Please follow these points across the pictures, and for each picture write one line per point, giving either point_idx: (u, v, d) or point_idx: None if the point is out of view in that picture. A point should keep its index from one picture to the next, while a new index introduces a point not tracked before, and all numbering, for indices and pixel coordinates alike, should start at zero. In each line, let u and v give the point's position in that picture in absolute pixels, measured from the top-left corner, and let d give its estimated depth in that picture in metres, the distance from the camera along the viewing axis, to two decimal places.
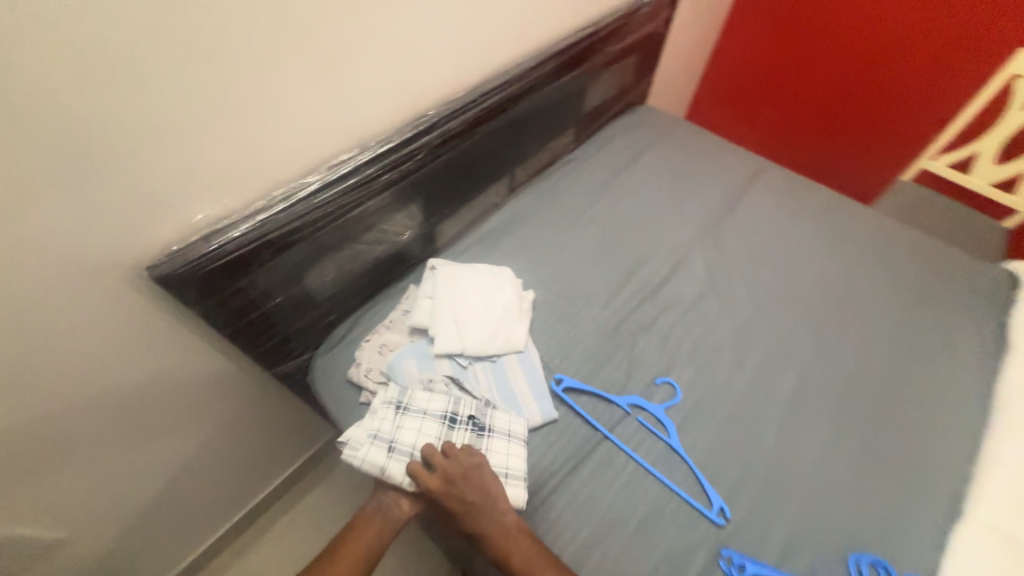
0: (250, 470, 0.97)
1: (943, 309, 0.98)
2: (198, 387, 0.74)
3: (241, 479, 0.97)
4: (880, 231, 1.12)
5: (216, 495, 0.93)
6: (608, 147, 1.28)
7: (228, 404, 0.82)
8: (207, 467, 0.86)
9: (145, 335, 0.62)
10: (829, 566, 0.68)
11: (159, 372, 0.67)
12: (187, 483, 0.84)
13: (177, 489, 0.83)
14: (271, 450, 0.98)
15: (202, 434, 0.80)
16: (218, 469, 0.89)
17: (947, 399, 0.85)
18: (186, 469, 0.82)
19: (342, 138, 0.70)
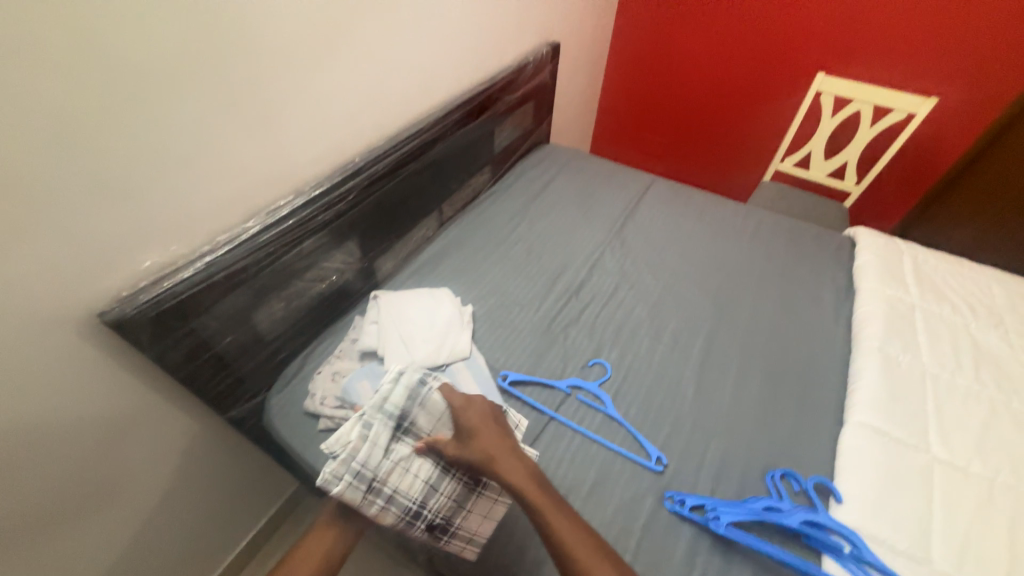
0: (208, 535, 0.93)
1: (804, 269, 1.21)
2: (152, 441, 0.74)
3: (199, 548, 0.92)
4: (749, 218, 1.37)
5: (173, 568, 0.88)
6: (522, 179, 1.46)
7: (185, 458, 0.81)
8: (162, 534, 0.82)
9: (98, 387, 0.64)
10: (752, 486, 0.80)
11: (114, 426, 0.68)
12: (143, 554, 0.80)
13: (132, 562, 0.79)
14: (231, 509, 0.95)
15: (157, 494, 0.79)
16: (175, 535, 0.85)
17: (819, 337, 1.05)
18: (141, 537, 0.79)
19: (277, 185, 0.80)
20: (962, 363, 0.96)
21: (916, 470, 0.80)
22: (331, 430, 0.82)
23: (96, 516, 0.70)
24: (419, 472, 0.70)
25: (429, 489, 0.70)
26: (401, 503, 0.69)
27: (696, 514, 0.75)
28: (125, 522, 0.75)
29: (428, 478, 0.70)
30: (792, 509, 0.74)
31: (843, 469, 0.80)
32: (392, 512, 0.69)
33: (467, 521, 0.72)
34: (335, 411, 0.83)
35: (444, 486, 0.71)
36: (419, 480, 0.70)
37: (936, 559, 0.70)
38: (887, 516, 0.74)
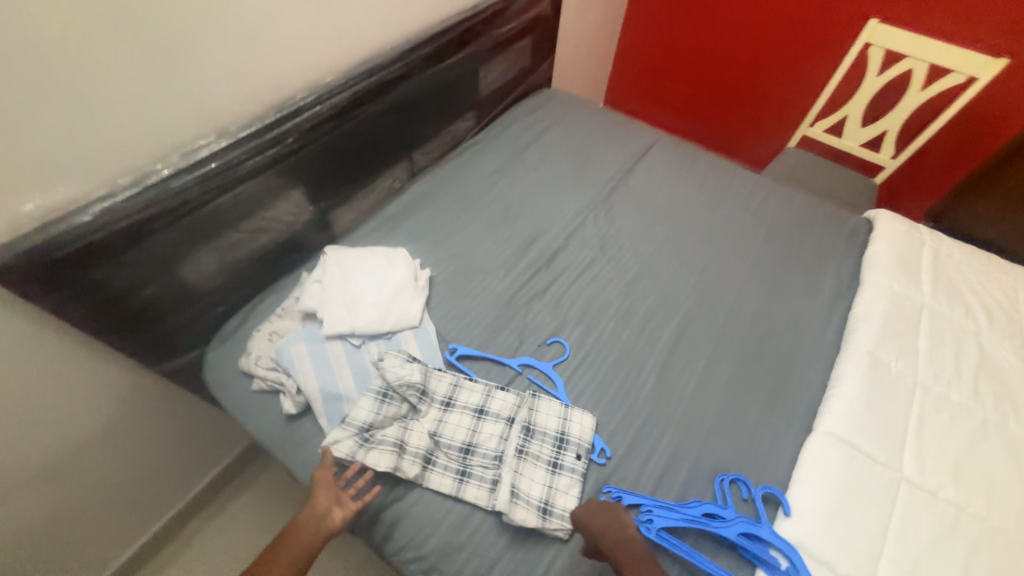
0: (158, 478, 0.93)
1: (808, 254, 1.09)
2: (70, 392, 0.71)
3: (148, 489, 0.93)
4: (757, 190, 1.23)
5: (120, 507, 0.89)
6: (511, 128, 1.32)
7: (115, 409, 0.79)
8: (99, 477, 0.82)
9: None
10: (699, 488, 0.75)
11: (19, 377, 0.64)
12: (82, 494, 0.81)
13: (70, 501, 0.80)
14: (178, 455, 0.95)
15: (88, 441, 0.77)
16: (116, 477, 0.85)
17: (807, 332, 0.95)
18: (74, 480, 0.79)
19: (194, 123, 0.71)
20: (960, 375, 0.87)
21: (878, 489, 0.73)
22: (263, 391, 0.79)
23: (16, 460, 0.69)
24: (460, 443, 0.75)
25: (482, 458, 0.74)
26: (478, 477, 0.72)
27: (631, 513, 0.72)
28: (55, 465, 0.74)
29: (470, 445, 0.75)
30: (733, 519, 0.70)
31: (799, 481, 0.74)
32: (479, 490, 0.71)
33: (531, 483, 0.72)
34: (268, 373, 0.79)
35: (491, 447, 0.75)
36: (464, 450, 0.74)
37: None
38: (836, 535, 0.69)
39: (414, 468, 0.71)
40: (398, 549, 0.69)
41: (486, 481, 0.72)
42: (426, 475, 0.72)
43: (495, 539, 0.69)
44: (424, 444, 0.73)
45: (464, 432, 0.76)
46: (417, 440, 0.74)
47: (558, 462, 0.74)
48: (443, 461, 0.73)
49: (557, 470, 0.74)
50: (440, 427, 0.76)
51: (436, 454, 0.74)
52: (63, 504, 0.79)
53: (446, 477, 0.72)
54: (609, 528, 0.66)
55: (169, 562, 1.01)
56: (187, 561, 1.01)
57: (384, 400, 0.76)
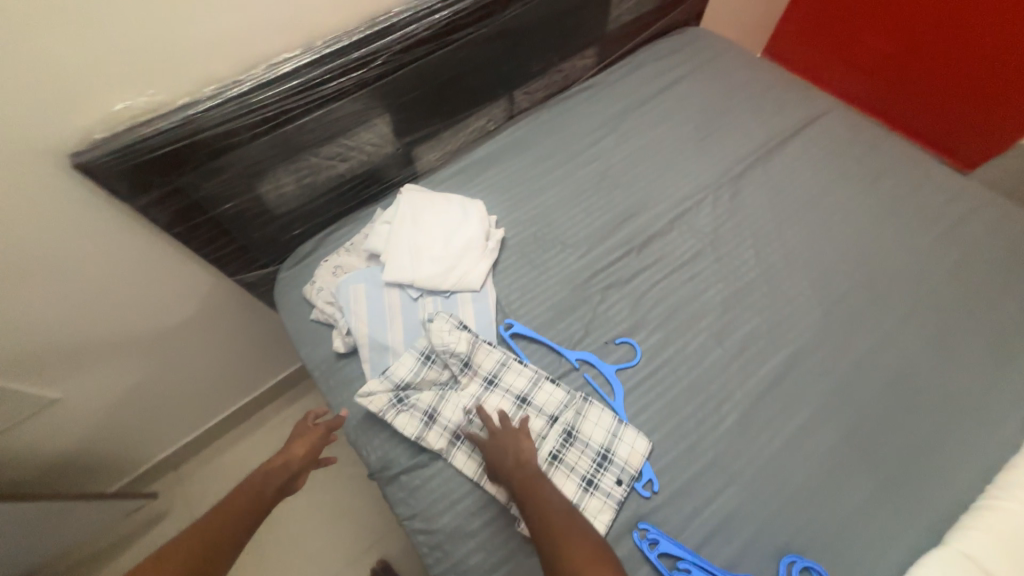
0: (236, 369, 1.04)
1: (1012, 304, 0.78)
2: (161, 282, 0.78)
3: (229, 376, 1.04)
4: (958, 201, 0.90)
5: (205, 386, 1.02)
6: (637, 72, 1.10)
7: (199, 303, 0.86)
8: (188, 358, 0.93)
9: (89, 221, 0.65)
10: (757, 561, 0.62)
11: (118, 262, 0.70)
12: (171, 368, 0.92)
13: (163, 372, 0.91)
14: (253, 353, 1.04)
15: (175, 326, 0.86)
16: (201, 361, 0.96)
17: (973, 411, 0.70)
18: (168, 356, 0.89)
19: (283, 33, 0.65)
20: None
21: None
22: (319, 321, 0.80)
23: (119, 328, 0.79)
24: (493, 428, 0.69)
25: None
26: None
27: (664, 562, 0.62)
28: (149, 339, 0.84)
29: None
30: None
31: None
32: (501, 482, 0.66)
33: None
34: (326, 306, 0.79)
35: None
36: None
37: None
38: None
39: (442, 439, 0.68)
40: (410, 514, 0.68)
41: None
42: (453, 451, 0.68)
43: (504, 537, 0.64)
44: (457, 420, 0.69)
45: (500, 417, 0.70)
46: (451, 413, 0.70)
47: (593, 482, 0.65)
48: (472, 440, 0.69)
49: (589, 490, 0.65)
50: (477, 405, 0.71)
51: (467, 432, 0.69)
52: (156, 373, 0.91)
53: (472, 458, 0.68)
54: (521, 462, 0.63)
55: (240, 439, 1.15)
56: (252, 442, 1.15)
57: (426, 362, 0.72)
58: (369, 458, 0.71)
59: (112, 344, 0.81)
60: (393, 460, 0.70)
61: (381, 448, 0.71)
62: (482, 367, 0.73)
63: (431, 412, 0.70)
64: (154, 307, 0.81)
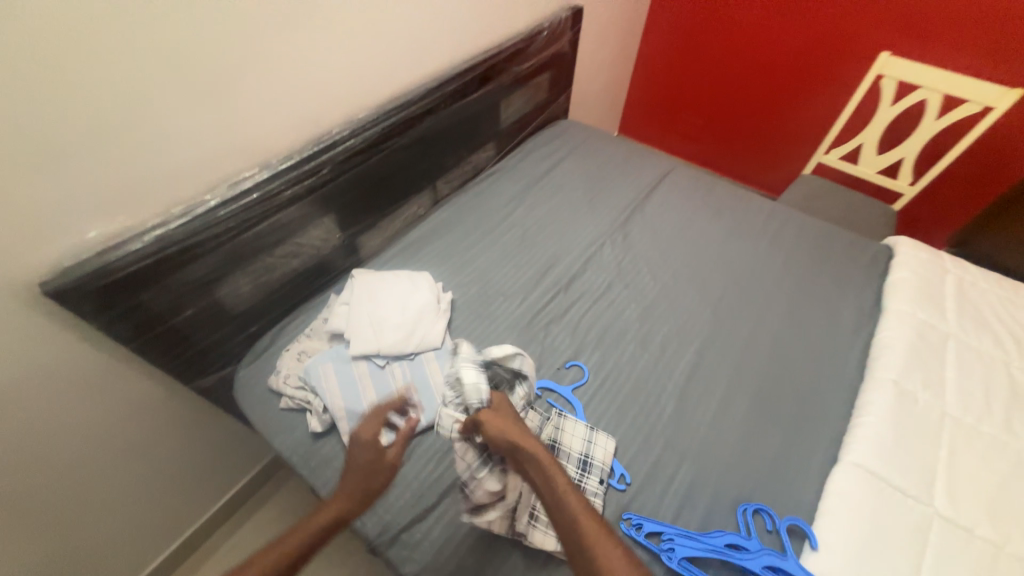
0: (185, 492, 0.96)
1: (827, 281, 1.09)
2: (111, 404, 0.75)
3: (175, 503, 0.95)
4: (773, 218, 1.24)
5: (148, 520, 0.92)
6: (529, 157, 1.36)
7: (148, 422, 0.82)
8: (133, 488, 0.86)
9: (49, 353, 0.64)
10: (720, 517, 0.74)
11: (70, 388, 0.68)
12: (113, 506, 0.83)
13: (103, 510, 0.83)
14: (204, 470, 0.98)
15: (124, 456, 0.81)
16: (147, 490, 0.88)
17: (827, 361, 0.95)
18: (109, 491, 0.82)
19: (241, 158, 0.77)
20: (992, 408, 0.84)
21: (909, 525, 0.71)
22: (291, 409, 0.82)
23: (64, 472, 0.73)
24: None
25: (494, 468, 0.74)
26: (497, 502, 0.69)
27: (651, 541, 0.71)
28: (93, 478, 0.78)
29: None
30: (757, 551, 0.69)
31: (824, 514, 0.73)
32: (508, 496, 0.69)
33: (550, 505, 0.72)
34: (296, 391, 0.82)
35: None
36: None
37: None
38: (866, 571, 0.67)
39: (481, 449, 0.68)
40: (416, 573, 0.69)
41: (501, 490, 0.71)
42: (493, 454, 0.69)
43: (513, 563, 0.69)
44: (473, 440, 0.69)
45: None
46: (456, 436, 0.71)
47: (580, 485, 0.74)
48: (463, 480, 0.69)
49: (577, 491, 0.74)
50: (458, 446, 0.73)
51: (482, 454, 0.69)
52: (96, 515, 0.82)
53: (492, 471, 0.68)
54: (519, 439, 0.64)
55: None
56: None
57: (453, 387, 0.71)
58: (366, 526, 0.72)
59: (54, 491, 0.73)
60: (392, 520, 0.72)
61: (378, 512, 0.73)
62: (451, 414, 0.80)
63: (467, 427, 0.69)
64: (106, 437, 0.76)
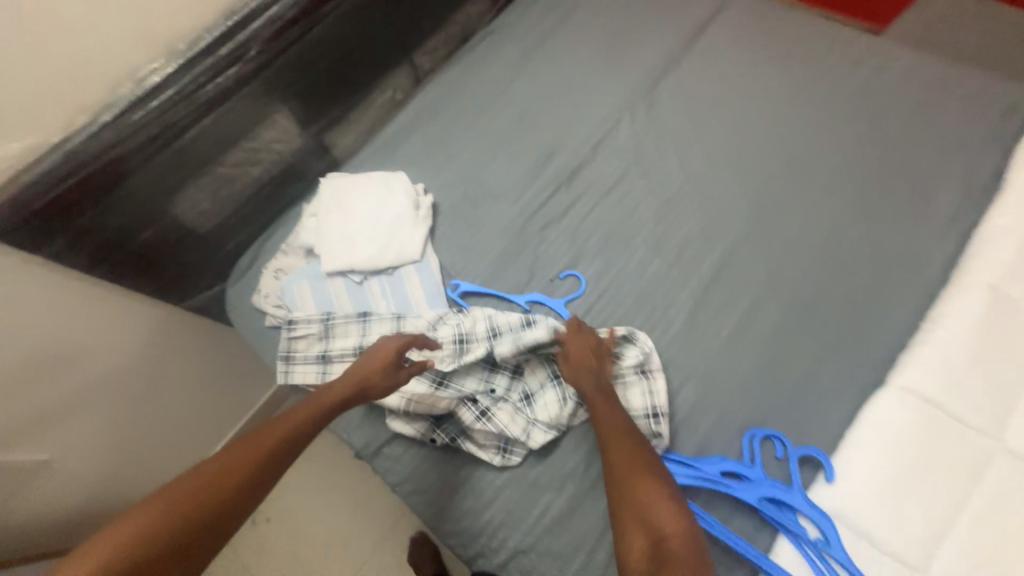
0: (225, 404, 1.01)
1: (928, 150, 0.81)
2: (116, 325, 0.76)
3: (216, 414, 1.01)
4: (865, 61, 0.90)
5: (195, 429, 0.98)
6: (533, 6, 1.06)
7: (159, 340, 0.84)
8: (172, 401, 0.91)
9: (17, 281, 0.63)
10: (723, 442, 0.66)
11: (61, 313, 0.69)
12: (153, 416, 0.89)
13: (147, 420, 0.88)
14: (237, 384, 1.02)
15: (149, 373, 0.84)
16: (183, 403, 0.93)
17: (901, 261, 0.74)
18: (147, 404, 0.87)
19: (142, 45, 0.63)
20: None
21: (963, 459, 0.59)
22: (276, 327, 0.81)
23: (87, 390, 0.76)
24: (316, 351, 0.77)
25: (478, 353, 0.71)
26: (510, 400, 0.69)
27: None
28: (120, 395, 0.82)
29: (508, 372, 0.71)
30: (757, 481, 0.61)
31: (851, 443, 0.62)
32: (520, 434, 0.66)
33: (474, 439, 0.68)
34: (276, 309, 0.80)
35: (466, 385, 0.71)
36: (320, 356, 0.76)
37: (933, 567, 0.55)
38: (888, 507, 0.58)
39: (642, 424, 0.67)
40: (398, 481, 0.70)
41: (472, 411, 0.68)
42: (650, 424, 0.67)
43: (491, 477, 0.68)
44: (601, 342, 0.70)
45: (317, 341, 0.77)
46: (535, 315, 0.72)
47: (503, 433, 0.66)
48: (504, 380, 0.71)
49: (483, 420, 0.67)
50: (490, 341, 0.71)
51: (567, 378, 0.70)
52: (138, 425, 0.87)
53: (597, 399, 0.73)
54: (590, 382, 0.65)
55: None
56: None
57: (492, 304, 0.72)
58: (352, 439, 0.73)
59: (85, 404, 0.78)
60: (374, 434, 0.72)
61: (361, 429, 0.73)
62: (352, 342, 0.76)
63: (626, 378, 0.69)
64: (113, 358, 0.78)
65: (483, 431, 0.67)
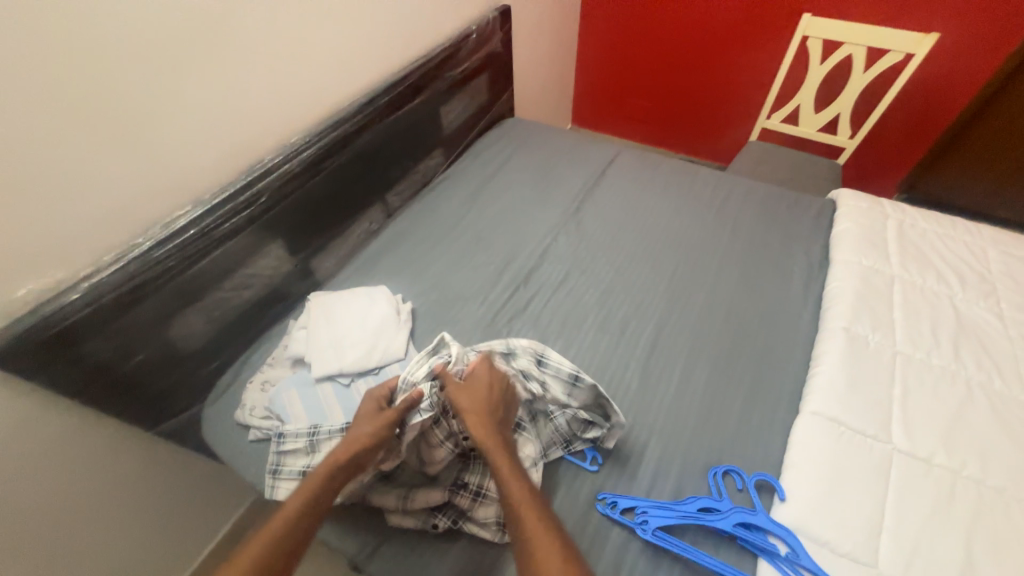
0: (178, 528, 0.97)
1: (776, 240, 1.12)
2: (97, 447, 0.76)
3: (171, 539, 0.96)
4: (719, 186, 1.27)
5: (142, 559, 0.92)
6: (477, 159, 1.37)
7: (130, 461, 0.82)
8: (127, 529, 0.87)
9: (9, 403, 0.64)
10: (693, 484, 0.75)
11: (41, 430, 0.68)
12: (98, 552, 0.83)
13: (98, 552, 0.83)
14: (196, 506, 0.99)
15: (109, 497, 0.81)
16: (135, 532, 0.88)
17: (783, 318, 0.97)
18: (99, 532, 0.82)
19: (173, 195, 0.76)
20: (938, 339, 0.88)
21: (871, 462, 0.74)
22: (261, 440, 0.82)
23: (48, 513, 0.73)
24: (301, 466, 0.77)
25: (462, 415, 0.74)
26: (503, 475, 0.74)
27: (627, 517, 0.72)
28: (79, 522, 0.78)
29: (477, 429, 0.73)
30: (729, 510, 0.70)
31: (790, 465, 0.75)
32: None
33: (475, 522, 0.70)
34: (263, 422, 0.82)
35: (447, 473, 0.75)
36: (303, 472, 0.76)
37: (879, 561, 0.65)
38: (830, 513, 0.69)
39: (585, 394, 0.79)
40: None
41: (467, 496, 0.71)
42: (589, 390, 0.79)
43: (493, 558, 0.69)
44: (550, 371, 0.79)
45: (304, 455, 0.78)
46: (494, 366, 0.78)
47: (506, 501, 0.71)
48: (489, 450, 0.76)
49: (480, 499, 0.71)
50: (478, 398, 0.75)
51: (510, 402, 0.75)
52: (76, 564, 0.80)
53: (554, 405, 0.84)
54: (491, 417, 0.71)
55: None
56: None
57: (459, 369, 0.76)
58: (345, 546, 0.72)
59: (40, 533, 0.73)
60: (370, 537, 0.72)
61: (355, 531, 0.72)
62: None
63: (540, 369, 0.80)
64: (74, 487, 0.75)
65: (482, 510, 0.70)
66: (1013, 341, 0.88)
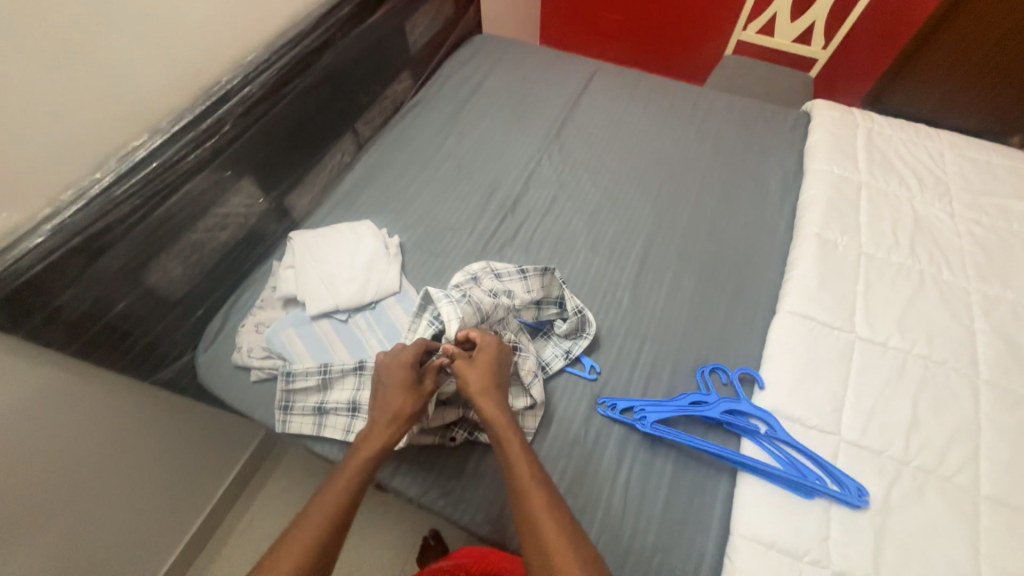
0: (189, 471, 1.00)
1: (754, 154, 1.14)
2: (94, 401, 0.75)
3: (183, 482, 0.99)
4: (698, 101, 1.26)
5: (161, 501, 0.96)
6: (448, 82, 1.28)
7: (128, 412, 0.82)
8: (140, 474, 0.89)
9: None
10: (684, 383, 0.83)
11: (33, 388, 0.66)
12: (115, 499, 0.86)
13: (114, 498, 0.85)
14: (202, 449, 1.01)
15: (115, 449, 0.82)
16: (147, 477, 0.90)
17: (761, 229, 1.02)
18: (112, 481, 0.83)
19: (125, 123, 0.68)
20: (898, 238, 0.95)
21: (838, 349, 0.82)
22: (264, 380, 0.82)
23: (58, 470, 0.73)
24: (314, 403, 0.78)
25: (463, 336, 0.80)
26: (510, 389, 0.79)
27: (627, 415, 0.79)
28: (92, 474, 0.79)
29: None
30: (716, 401, 0.78)
31: (769, 357, 0.83)
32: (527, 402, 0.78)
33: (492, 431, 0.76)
34: (263, 362, 0.81)
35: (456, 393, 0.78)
36: (317, 408, 0.77)
37: (842, 429, 0.75)
38: (803, 395, 0.78)
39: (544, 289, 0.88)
40: (422, 492, 0.74)
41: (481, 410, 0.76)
42: (544, 284, 0.88)
43: None
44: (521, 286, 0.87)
45: (316, 393, 0.79)
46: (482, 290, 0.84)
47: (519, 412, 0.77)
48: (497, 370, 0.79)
49: None
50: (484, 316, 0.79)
51: (491, 312, 0.79)
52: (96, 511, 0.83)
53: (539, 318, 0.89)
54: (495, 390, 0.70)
55: (210, 562, 1.09)
56: (229, 554, 1.10)
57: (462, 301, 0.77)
58: None
59: (53, 489, 0.74)
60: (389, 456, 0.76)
61: None
62: (351, 382, 0.78)
63: (501, 281, 0.87)
64: (78, 445, 0.75)
65: None
66: (961, 236, 0.96)
